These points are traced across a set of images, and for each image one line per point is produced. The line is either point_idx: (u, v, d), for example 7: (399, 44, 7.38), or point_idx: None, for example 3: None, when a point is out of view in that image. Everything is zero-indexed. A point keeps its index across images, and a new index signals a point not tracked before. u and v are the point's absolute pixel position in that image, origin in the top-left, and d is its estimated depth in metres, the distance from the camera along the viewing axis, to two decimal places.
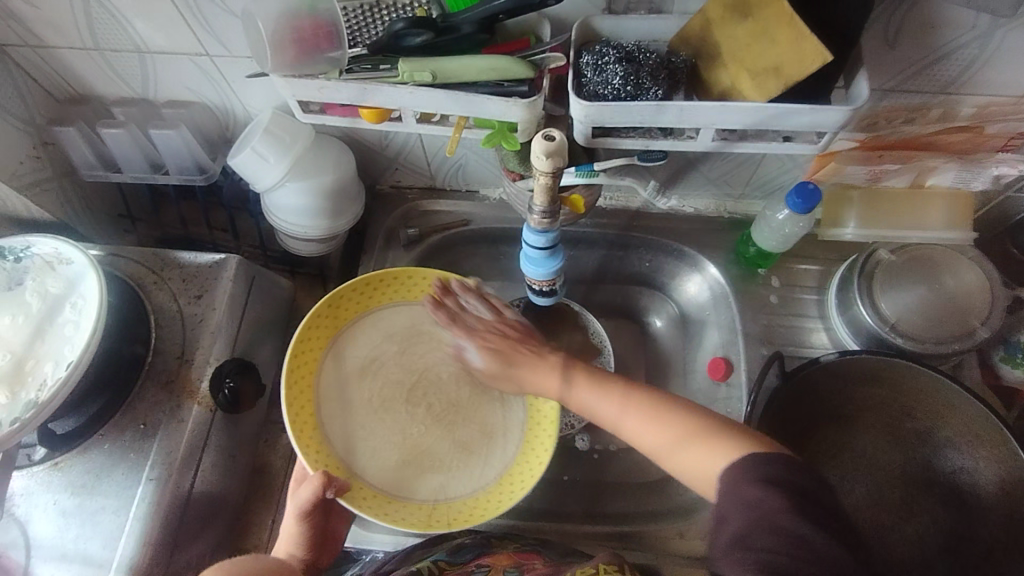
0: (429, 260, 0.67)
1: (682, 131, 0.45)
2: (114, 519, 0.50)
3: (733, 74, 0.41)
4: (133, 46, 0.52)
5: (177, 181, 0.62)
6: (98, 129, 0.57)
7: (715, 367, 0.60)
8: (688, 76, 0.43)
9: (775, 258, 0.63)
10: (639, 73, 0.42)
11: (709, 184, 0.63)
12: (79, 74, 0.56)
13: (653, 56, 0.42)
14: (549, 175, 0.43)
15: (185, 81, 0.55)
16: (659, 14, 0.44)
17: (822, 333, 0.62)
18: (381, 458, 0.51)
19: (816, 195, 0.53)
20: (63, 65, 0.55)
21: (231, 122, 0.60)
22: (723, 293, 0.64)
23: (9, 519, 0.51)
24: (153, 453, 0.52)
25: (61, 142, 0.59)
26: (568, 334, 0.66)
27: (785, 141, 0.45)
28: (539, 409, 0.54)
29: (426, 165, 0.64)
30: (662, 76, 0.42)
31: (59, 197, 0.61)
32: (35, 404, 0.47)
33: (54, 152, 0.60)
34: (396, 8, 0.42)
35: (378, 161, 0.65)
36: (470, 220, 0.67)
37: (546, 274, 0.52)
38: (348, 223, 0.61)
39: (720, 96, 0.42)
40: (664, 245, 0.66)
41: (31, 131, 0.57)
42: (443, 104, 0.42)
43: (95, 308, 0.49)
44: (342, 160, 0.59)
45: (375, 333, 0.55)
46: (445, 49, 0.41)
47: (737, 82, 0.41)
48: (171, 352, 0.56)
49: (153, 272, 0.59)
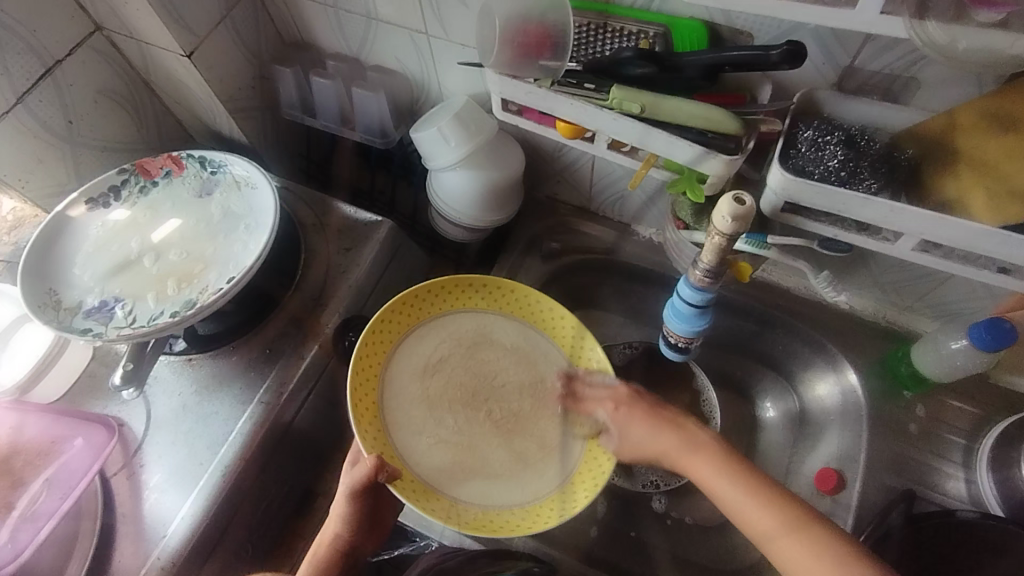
0: (561, 277, 0.67)
1: (880, 231, 0.42)
2: (223, 426, 0.54)
3: (966, 186, 0.37)
4: (365, 11, 0.56)
5: (359, 138, 0.65)
6: (310, 76, 0.62)
7: (824, 478, 0.55)
8: (908, 176, 0.40)
9: (928, 385, 0.57)
10: (858, 162, 0.39)
11: (876, 287, 0.59)
12: (310, 24, 0.61)
13: (876, 146, 0.40)
14: (725, 236, 0.42)
15: (396, 52, 0.59)
16: (895, 104, 0.41)
17: (960, 483, 0.55)
18: (432, 456, 0.49)
19: (1011, 336, 0.48)
20: (300, 13, 0.60)
21: (423, 98, 0.63)
22: (857, 404, 0.59)
23: (141, 395, 0.56)
24: (270, 378, 0.56)
25: (276, 79, 0.64)
26: (676, 393, 0.64)
27: (1000, 272, 0.40)
28: (608, 427, 0.50)
29: (588, 186, 0.64)
30: (882, 171, 0.39)
31: (258, 125, 0.67)
32: (193, 304, 0.51)
33: (267, 86, 0.65)
34: (622, 36, 0.43)
35: (544, 170, 0.65)
36: (612, 251, 0.66)
37: (689, 332, 0.51)
38: (499, 220, 0.62)
39: (937, 206, 0.38)
40: (807, 335, 0.62)
41: (256, 63, 0.62)
42: (641, 138, 0.42)
43: (265, 234, 0.53)
44: (513, 160, 0.60)
45: (441, 334, 0.53)
46: (659, 86, 0.41)
47: (967, 196, 0.37)
48: (310, 292, 0.60)
49: (315, 216, 0.64)
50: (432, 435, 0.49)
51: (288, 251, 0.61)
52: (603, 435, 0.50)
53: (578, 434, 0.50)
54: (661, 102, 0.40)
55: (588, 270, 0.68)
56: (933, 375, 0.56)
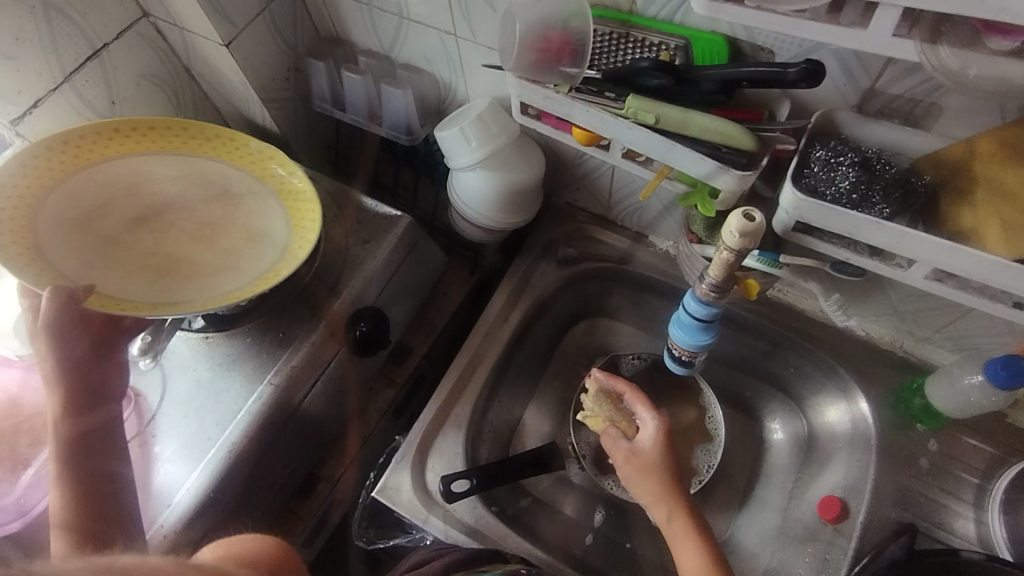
0: (575, 284, 0.68)
1: (893, 256, 0.41)
2: (233, 404, 0.56)
3: (981, 217, 0.36)
4: (397, 11, 0.57)
5: (386, 134, 0.67)
6: (342, 71, 0.64)
7: (827, 506, 0.54)
8: (923, 203, 0.39)
9: (943, 420, 0.56)
10: (871, 185, 0.39)
11: (894, 315, 0.57)
12: (344, 21, 0.62)
13: (892, 171, 0.39)
14: (734, 252, 0.41)
15: (426, 52, 0.60)
16: (914, 128, 0.40)
17: (969, 523, 0.54)
18: (112, 273, 0.50)
19: None
20: (336, 10, 0.61)
21: (450, 98, 0.64)
22: (866, 434, 0.58)
23: (157, 368, 0.58)
24: (281, 361, 0.57)
25: (309, 72, 0.66)
26: (682, 410, 0.64)
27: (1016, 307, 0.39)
28: (292, 193, 0.55)
29: (607, 195, 0.65)
30: (895, 196, 0.38)
31: (289, 116, 0.69)
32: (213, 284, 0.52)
33: (301, 78, 0.67)
34: (644, 46, 0.43)
35: (565, 176, 0.66)
36: (629, 262, 0.66)
37: (694, 346, 0.50)
38: (515, 223, 0.63)
39: (952, 235, 0.37)
40: (819, 359, 0.61)
41: (290, 56, 0.64)
42: (654, 148, 0.42)
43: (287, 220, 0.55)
44: (534, 164, 0.61)
45: (138, 160, 0.54)
46: (676, 98, 0.41)
47: (982, 228, 0.36)
48: (326, 281, 0.61)
49: (337, 207, 0.65)
50: (115, 254, 0.51)
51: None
52: (287, 199, 0.55)
53: (269, 220, 0.55)
54: (676, 113, 0.40)
55: (601, 278, 0.68)
56: (946, 409, 0.55)
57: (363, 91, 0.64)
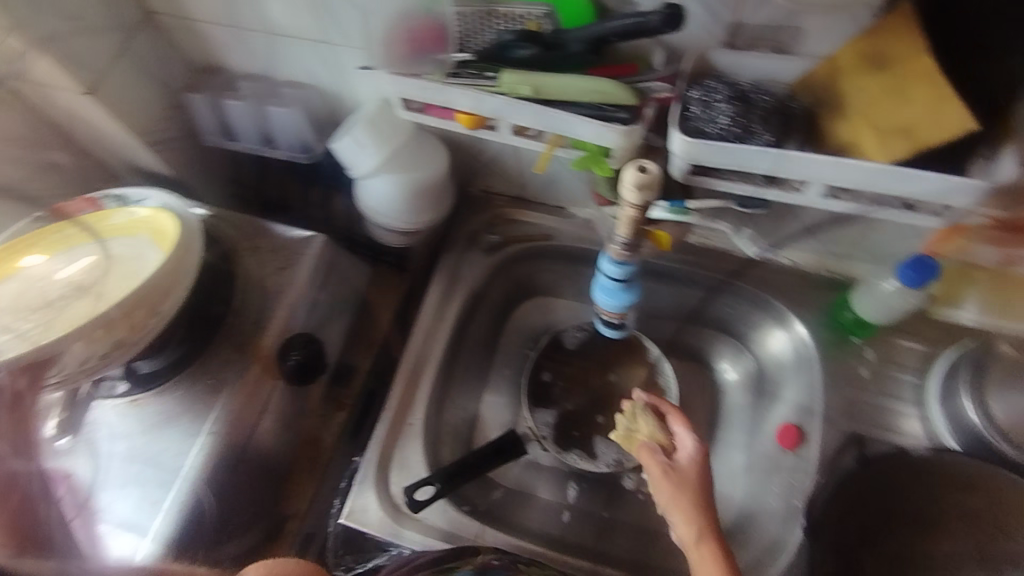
0: (506, 269, 0.67)
1: (788, 182, 0.42)
2: (174, 460, 0.54)
3: (854, 127, 0.39)
4: (264, 28, 0.55)
5: (284, 156, 0.65)
6: (224, 100, 0.61)
7: (786, 434, 0.56)
8: (801, 125, 0.41)
9: (874, 329, 0.58)
10: (749, 116, 0.39)
11: (810, 238, 0.59)
12: (215, 48, 0.60)
13: (768, 98, 0.40)
14: (636, 207, 0.41)
15: (303, 65, 0.58)
16: (783, 55, 0.41)
17: (916, 423, 0.55)
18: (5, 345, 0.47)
19: (933, 272, 0.48)
20: (203, 38, 0.59)
21: (340, 108, 0.62)
22: (808, 356, 0.59)
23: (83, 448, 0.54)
24: (216, 410, 0.55)
25: (189, 107, 0.63)
26: (631, 370, 0.65)
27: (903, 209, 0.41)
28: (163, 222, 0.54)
29: (518, 174, 0.64)
30: (774, 122, 0.39)
31: (181, 156, 0.66)
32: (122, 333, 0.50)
33: (184, 115, 0.64)
34: (508, 20, 0.42)
35: (473, 163, 0.65)
36: (554, 237, 0.66)
37: (619, 308, 0.51)
38: (431, 221, 0.62)
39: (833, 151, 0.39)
40: (752, 293, 0.62)
41: (167, 93, 0.62)
42: (539, 122, 0.42)
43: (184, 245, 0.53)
44: (436, 158, 0.60)
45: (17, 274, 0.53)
46: (551, 65, 0.41)
47: (857, 135, 0.39)
48: (249, 317, 0.59)
49: (246, 240, 0.63)
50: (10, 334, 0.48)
51: (224, 281, 0.60)
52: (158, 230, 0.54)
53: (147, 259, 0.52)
54: (551, 81, 0.40)
55: (530, 258, 0.68)
56: (874, 318, 0.57)
57: (248, 115, 0.62)
